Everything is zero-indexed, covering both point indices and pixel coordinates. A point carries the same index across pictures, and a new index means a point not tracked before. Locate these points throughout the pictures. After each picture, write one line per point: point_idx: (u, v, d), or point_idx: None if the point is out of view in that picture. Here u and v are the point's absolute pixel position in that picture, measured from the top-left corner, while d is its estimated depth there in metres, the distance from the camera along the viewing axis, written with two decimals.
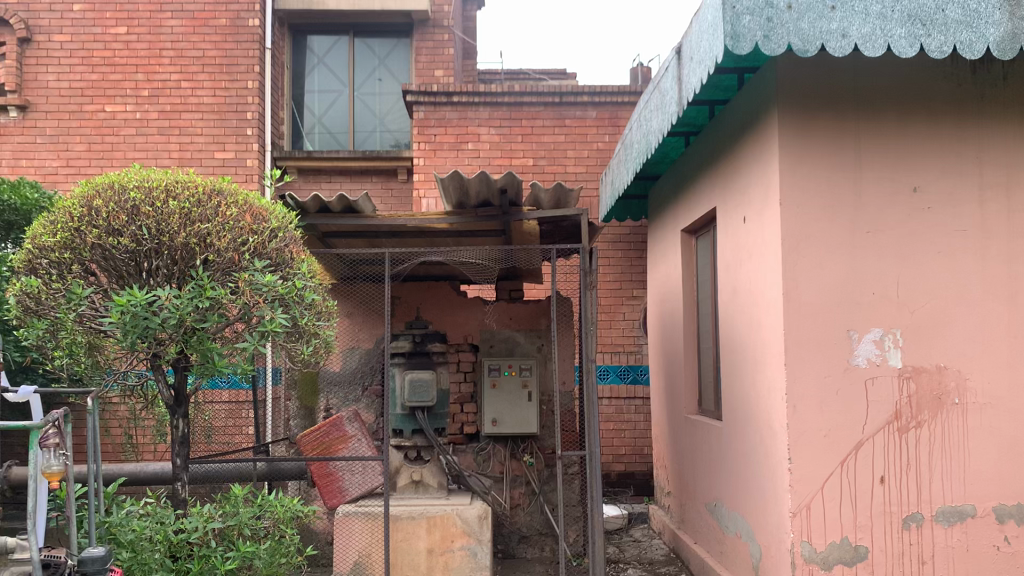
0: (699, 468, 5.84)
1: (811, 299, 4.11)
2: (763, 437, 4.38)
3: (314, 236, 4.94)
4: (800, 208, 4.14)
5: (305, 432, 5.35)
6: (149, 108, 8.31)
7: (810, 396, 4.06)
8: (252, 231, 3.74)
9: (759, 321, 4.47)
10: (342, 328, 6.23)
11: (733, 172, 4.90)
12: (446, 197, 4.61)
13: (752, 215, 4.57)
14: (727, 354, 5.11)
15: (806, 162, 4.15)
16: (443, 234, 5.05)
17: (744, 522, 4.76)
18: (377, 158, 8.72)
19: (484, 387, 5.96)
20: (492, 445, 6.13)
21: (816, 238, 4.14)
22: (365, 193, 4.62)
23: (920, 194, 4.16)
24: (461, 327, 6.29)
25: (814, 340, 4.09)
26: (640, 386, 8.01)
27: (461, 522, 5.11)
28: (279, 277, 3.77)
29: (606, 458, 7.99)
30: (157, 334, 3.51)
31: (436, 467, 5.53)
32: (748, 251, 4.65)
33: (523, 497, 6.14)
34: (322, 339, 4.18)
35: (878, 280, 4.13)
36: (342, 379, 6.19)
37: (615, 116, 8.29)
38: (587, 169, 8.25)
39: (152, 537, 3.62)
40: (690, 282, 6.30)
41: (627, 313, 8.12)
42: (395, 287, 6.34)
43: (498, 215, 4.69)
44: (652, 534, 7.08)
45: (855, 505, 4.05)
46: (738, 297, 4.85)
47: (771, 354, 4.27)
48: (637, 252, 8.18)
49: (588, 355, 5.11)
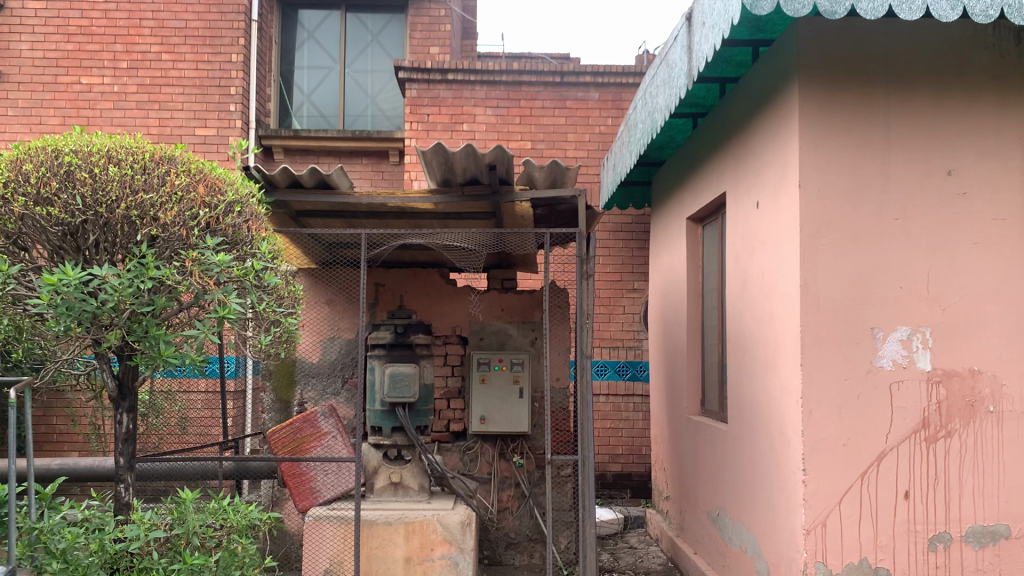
0: (701, 474, 5.44)
1: (831, 293, 3.70)
2: (774, 443, 3.99)
3: (285, 214, 4.51)
4: (822, 191, 3.72)
5: (274, 429, 4.96)
6: (128, 81, 7.88)
7: (828, 401, 3.66)
8: (204, 204, 3.32)
9: (772, 316, 4.06)
10: (321, 317, 5.83)
11: (745, 152, 4.49)
12: (430, 172, 4.16)
13: (767, 201, 4.15)
14: (735, 353, 4.70)
15: (828, 139, 3.73)
16: (428, 216, 4.63)
17: (750, 535, 4.36)
18: (368, 139, 8.30)
19: (473, 382, 5.57)
20: (480, 445, 5.75)
21: (838, 223, 3.72)
22: (339, 166, 4.17)
23: (956, 177, 3.74)
24: (450, 317, 5.84)
25: (834, 338, 3.68)
26: (640, 383, 7.59)
27: (442, 529, 4.71)
28: (234, 256, 3.37)
29: (603, 458, 7.58)
30: (95, 318, 3.10)
31: (417, 468, 5.05)
32: (761, 240, 4.24)
33: (512, 500, 5.76)
34: (286, 327, 3.76)
35: (906, 272, 3.71)
36: (320, 371, 5.78)
37: (618, 99, 7.86)
38: (588, 154, 7.83)
39: (87, 546, 3.20)
40: (695, 274, 5.90)
41: (627, 306, 7.71)
42: (379, 274, 5.93)
43: (487, 194, 4.24)
44: (648, 540, 6.68)
45: (876, 523, 3.65)
46: (749, 290, 4.44)
47: (785, 353, 3.87)
48: (640, 242, 7.76)
49: (584, 350, 4.70)
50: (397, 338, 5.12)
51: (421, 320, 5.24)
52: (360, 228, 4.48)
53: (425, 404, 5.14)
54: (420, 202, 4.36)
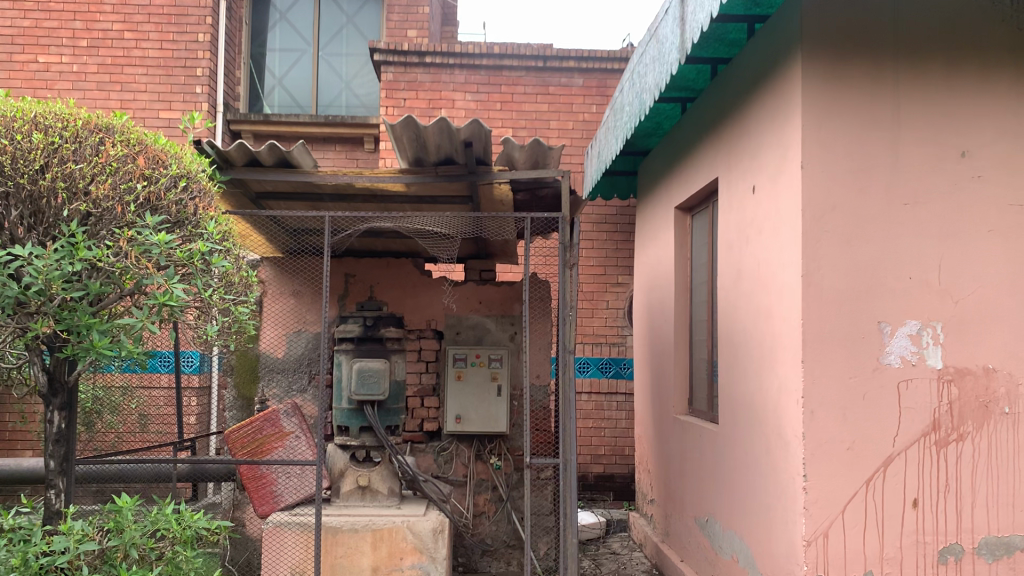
0: (689, 477, 5.15)
1: (835, 283, 3.41)
2: (770, 446, 3.70)
3: (242, 195, 4.16)
4: (826, 173, 3.43)
5: (233, 428, 4.61)
6: (88, 60, 7.47)
7: (831, 401, 3.37)
8: (144, 177, 2.97)
9: (768, 309, 3.78)
10: (286, 309, 5.49)
11: (740, 134, 4.19)
12: (401, 150, 3.81)
13: (764, 185, 3.86)
14: (727, 349, 4.41)
15: (833, 117, 3.44)
16: (399, 199, 4.29)
17: (743, 544, 4.08)
18: (342, 125, 7.95)
19: (448, 379, 5.31)
20: (455, 445, 5.47)
21: (843, 209, 3.43)
22: (301, 141, 3.81)
23: (970, 159, 3.45)
24: (423, 311, 5.54)
25: (838, 333, 3.39)
26: (624, 381, 7.29)
27: (413, 537, 4.38)
28: (177, 236, 3.01)
29: (584, 459, 7.28)
30: (16, 303, 2.74)
31: (387, 470, 4.68)
32: (757, 228, 3.96)
33: (489, 504, 5.45)
34: (236, 317, 3.42)
35: (916, 262, 3.43)
36: (286, 366, 5.45)
37: (603, 85, 7.55)
38: (571, 143, 7.52)
39: (7, 562, 2.84)
40: (683, 266, 5.60)
41: (611, 301, 7.41)
42: (350, 264, 5.58)
43: (462, 174, 3.90)
44: (631, 545, 6.38)
45: (882, 535, 3.36)
46: (743, 282, 4.15)
47: (784, 348, 3.58)
48: (624, 235, 7.46)
49: (566, 345, 4.38)
50: (366, 331, 4.77)
51: (392, 314, 4.92)
52: (324, 211, 4.14)
53: (395, 402, 4.84)
54: (390, 184, 4.04)
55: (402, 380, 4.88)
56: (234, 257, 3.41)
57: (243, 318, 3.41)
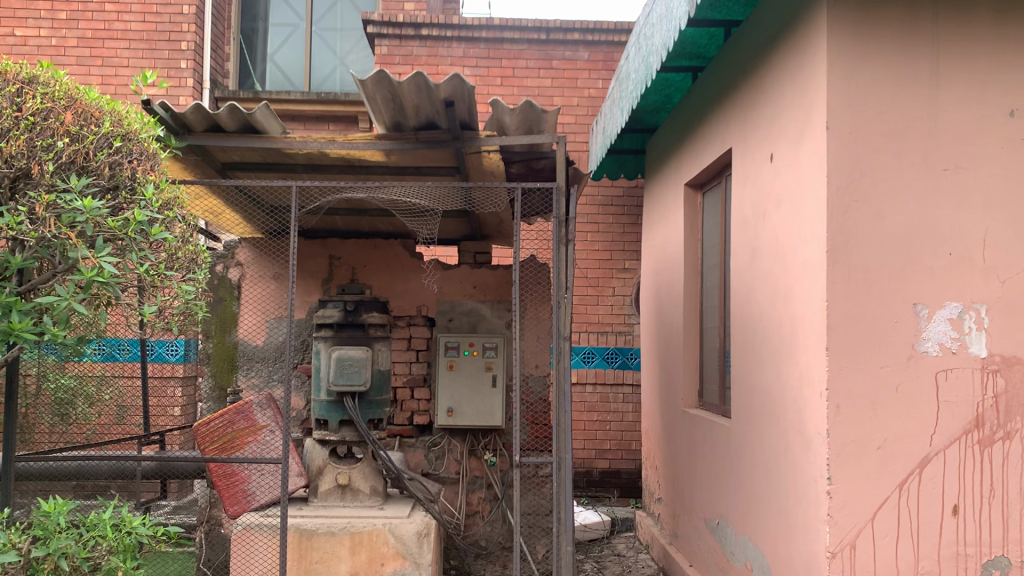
0: (698, 475, 4.77)
1: (865, 261, 3.01)
2: (789, 444, 3.31)
3: (204, 162, 3.75)
4: (854, 135, 3.03)
5: (202, 421, 4.24)
6: (67, 33, 7.10)
7: (859, 393, 2.97)
8: (70, 135, 2.58)
9: (787, 292, 3.38)
10: (269, 293, 5.16)
11: (756, 97, 3.80)
12: (376, 113, 3.42)
13: (783, 152, 3.46)
14: (740, 337, 4.02)
15: (864, 73, 3.03)
16: (379, 170, 3.90)
17: (758, 552, 3.68)
18: (334, 102, 7.55)
19: (439, 369, 4.98)
20: (447, 440, 5.11)
21: (874, 176, 3.03)
22: (265, 102, 3.39)
23: (1019, 119, 3.04)
24: (413, 296, 5.19)
25: (867, 316, 2.99)
26: (630, 372, 6.90)
27: (395, 542, 4.01)
28: (108, 204, 2.63)
29: (589, 454, 6.88)
30: None
31: (369, 467, 4.34)
32: (775, 201, 3.56)
33: (483, 503, 5.07)
34: (186, 300, 3.03)
35: (958, 235, 3.01)
36: (265, 356, 5.12)
37: (610, 59, 7.13)
38: (575, 120, 7.11)
39: None
40: (693, 248, 5.20)
41: (617, 288, 7.00)
42: (335, 245, 5.23)
43: (446, 140, 3.50)
44: (638, 547, 5.99)
45: (917, 547, 2.95)
46: (759, 261, 3.75)
47: (805, 334, 3.18)
48: (631, 217, 7.05)
49: (562, 331, 3.99)
50: (348, 316, 4.36)
51: (376, 298, 4.48)
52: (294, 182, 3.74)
53: (379, 393, 4.39)
54: (368, 154, 3.68)
55: (387, 369, 4.45)
56: (183, 228, 3.02)
57: (192, 298, 3.03)
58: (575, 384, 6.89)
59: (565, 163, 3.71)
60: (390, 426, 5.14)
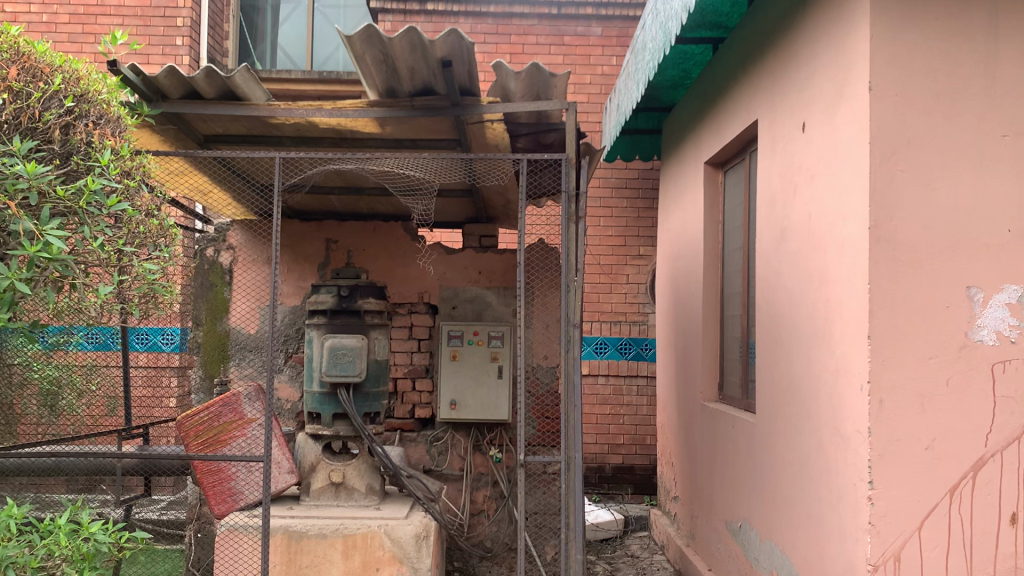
0: (718, 473, 4.45)
1: (912, 239, 2.68)
2: (822, 442, 3.00)
3: (182, 130, 3.43)
4: (901, 98, 2.69)
5: (187, 414, 3.95)
6: (59, 9, 6.82)
7: (906, 387, 2.64)
8: (15, 92, 2.31)
9: (821, 274, 3.06)
10: (261, 278, 4.88)
11: (786, 61, 3.46)
12: (367, 77, 3.10)
13: (817, 119, 3.13)
14: (767, 325, 3.69)
15: (911, 28, 2.70)
16: (373, 142, 3.59)
17: (786, 559, 3.37)
18: (336, 81, 7.24)
19: (442, 359, 4.70)
20: (451, 434, 4.83)
21: (922, 143, 2.70)
22: (243, 65, 3.06)
23: None
24: (415, 282, 4.90)
25: (914, 301, 2.67)
26: (645, 363, 6.57)
27: (391, 545, 3.72)
28: (56, 172, 2.36)
29: (601, 449, 6.57)
30: None
31: (365, 464, 4.05)
32: (807, 175, 3.23)
33: (489, 501, 4.78)
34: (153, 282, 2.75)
35: (1016, 210, 2.68)
36: (258, 344, 4.85)
37: (624, 35, 6.79)
38: (588, 99, 6.77)
39: None
40: (713, 231, 4.87)
41: (631, 276, 6.67)
42: (332, 228, 4.95)
43: (445, 106, 3.18)
44: (652, 547, 5.68)
45: (970, 560, 2.63)
46: (788, 241, 3.43)
47: (841, 322, 2.86)
48: (646, 201, 6.72)
49: (572, 318, 3.67)
50: (342, 303, 4.05)
51: (372, 283, 4.17)
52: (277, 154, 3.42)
53: (376, 385, 4.09)
54: (360, 123, 3.38)
55: (385, 360, 4.15)
56: (148, 201, 2.74)
57: (158, 280, 2.75)
58: (587, 375, 6.57)
59: (575, 134, 3.40)
60: (390, 420, 4.87)
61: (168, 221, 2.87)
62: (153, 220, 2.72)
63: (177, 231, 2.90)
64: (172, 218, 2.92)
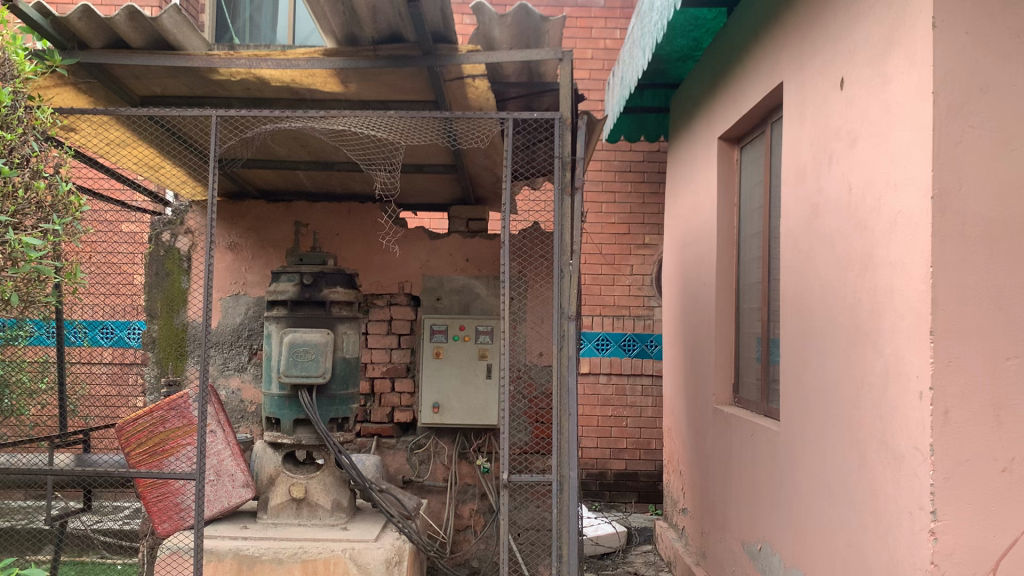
0: (732, 487, 3.95)
1: (985, 211, 2.17)
2: (868, 459, 2.49)
3: (108, 85, 2.93)
4: (973, 37, 2.18)
5: (128, 419, 3.48)
6: None
7: (976, 394, 2.14)
8: None
9: (865, 258, 2.55)
10: (221, 266, 4.40)
11: (820, 8, 2.95)
12: (321, 20, 2.59)
13: (861, 72, 2.62)
14: (794, 318, 3.18)
15: None
16: (336, 103, 3.08)
17: None
18: None
19: (424, 357, 4.24)
20: (434, 441, 4.35)
21: (998, 94, 2.19)
22: (175, 5, 2.55)
23: None
24: (395, 271, 4.41)
25: (986, 288, 2.16)
26: (650, 361, 6.06)
27: (358, 572, 3.22)
28: None
29: (603, 453, 6.06)
30: None
31: (332, 478, 3.56)
32: (846, 141, 2.72)
33: (476, 516, 4.29)
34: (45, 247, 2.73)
35: None
36: (220, 341, 4.37)
37: (629, 6, 6.27)
38: (589, 75, 6.25)
39: None
40: (728, 214, 4.35)
41: (635, 266, 6.16)
42: (301, 210, 4.47)
43: (414, 56, 2.68)
44: (657, 562, 5.17)
45: None
46: (822, 220, 2.92)
47: (893, 313, 2.35)
48: (652, 186, 6.21)
49: (565, 310, 3.17)
50: (304, 293, 3.55)
51: (341, 270, 3.67)
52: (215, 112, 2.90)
53: (344, 387, 3.59)
54: (317, 79, 2.88)
55: (354, 358, 3.65)
56: (36, 164, 2.72)
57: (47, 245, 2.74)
58: (587, 374, 6.06)
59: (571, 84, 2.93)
60: (366, 424, 4.39)
61: (63, 185, 2.82)
62: (38, 184, 2.70)
63: (75, 197, 2.86)
64: (73, 184, 2.92)
